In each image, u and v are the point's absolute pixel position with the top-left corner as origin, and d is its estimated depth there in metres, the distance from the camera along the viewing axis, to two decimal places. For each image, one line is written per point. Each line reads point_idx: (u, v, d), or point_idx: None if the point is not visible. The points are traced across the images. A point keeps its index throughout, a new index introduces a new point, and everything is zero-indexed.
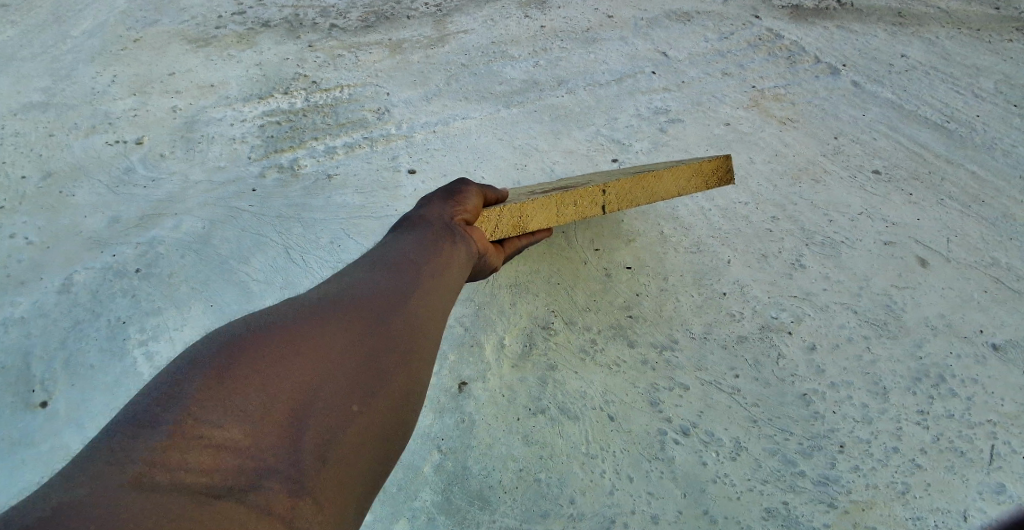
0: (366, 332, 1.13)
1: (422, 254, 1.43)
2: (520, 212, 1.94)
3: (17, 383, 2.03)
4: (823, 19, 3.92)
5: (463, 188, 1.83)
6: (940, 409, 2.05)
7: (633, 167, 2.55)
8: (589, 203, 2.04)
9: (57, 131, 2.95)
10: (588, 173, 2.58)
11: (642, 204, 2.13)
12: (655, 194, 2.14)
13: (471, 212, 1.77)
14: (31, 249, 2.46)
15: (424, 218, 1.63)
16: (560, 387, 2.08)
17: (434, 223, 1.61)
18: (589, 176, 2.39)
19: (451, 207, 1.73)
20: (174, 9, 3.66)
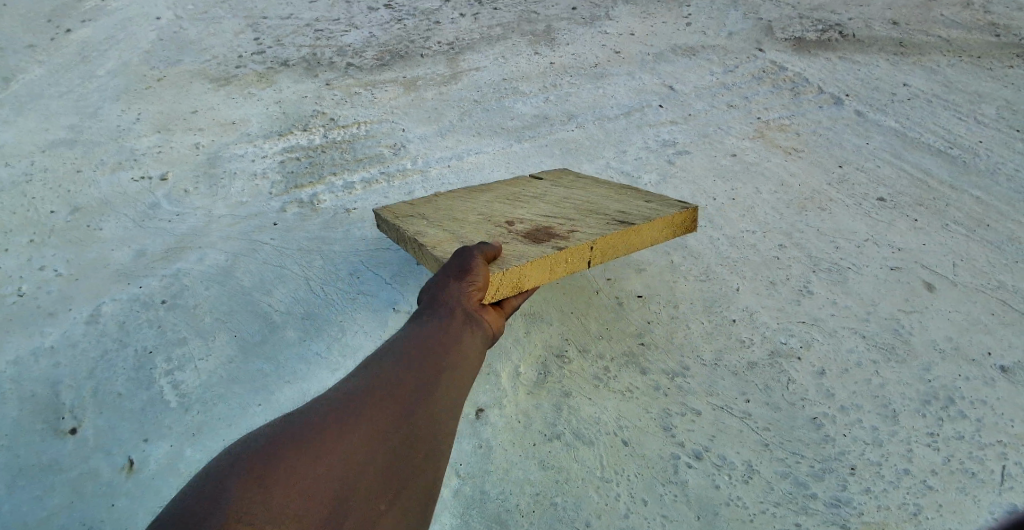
0: (394, 381, 1.23)
1: (435, 310, 1.52)
2: (521, 273, 1.89)
3: (46, 410, 2.09)
4: (825, 50, 4.02)
5: (471, 261, 1.74)
6: (949, 431, 2.08)
7: (603, 192, 2.55)
8: (579, 259, 2.05)
9: (83, 167, 3.06)
10: (557, 193, 2.56)
11: (625, 256, 2.17)
12: (634, 246, 2.18)
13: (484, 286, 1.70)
14: (60, 281, 2.55)
15: (444, 290, 1.61)
16: (575, 413, 2.13)
17: (450, 303, 1.57)
18: (567, 209, 2.37)
19: (466, 283, 1.65)
20: (195, 49, 3.80)
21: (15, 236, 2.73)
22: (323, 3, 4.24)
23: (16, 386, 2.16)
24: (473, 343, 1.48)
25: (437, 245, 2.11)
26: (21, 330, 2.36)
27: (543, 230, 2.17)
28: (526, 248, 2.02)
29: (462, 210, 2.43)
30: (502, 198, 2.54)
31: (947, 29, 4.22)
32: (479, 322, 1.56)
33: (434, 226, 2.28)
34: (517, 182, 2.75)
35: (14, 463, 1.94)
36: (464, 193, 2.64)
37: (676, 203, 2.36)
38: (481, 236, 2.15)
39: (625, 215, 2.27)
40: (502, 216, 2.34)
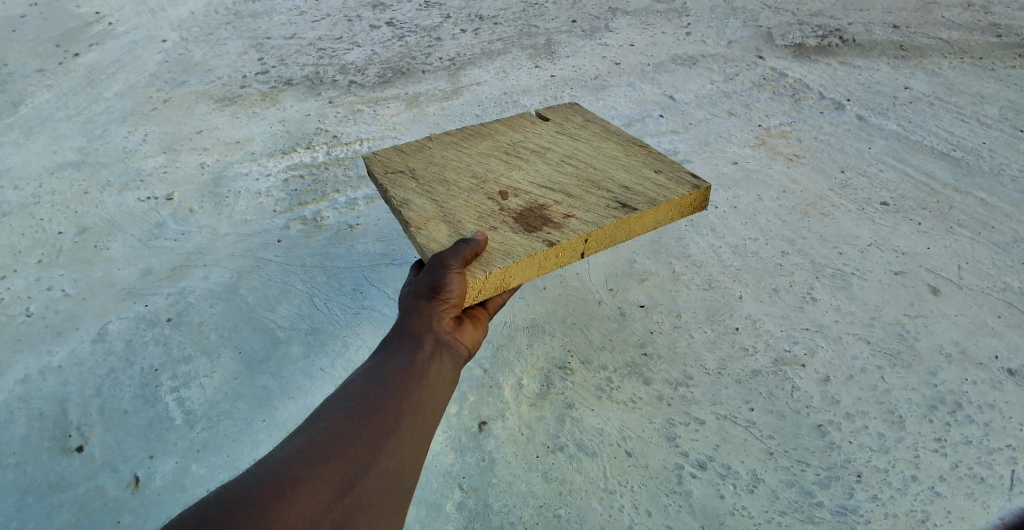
0: (346, 429, 1.17)
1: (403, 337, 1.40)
2: (504, 275, 1.66)
3: (55, 428, 2.13)
4: (826, 56, 4.01)
5: (446, 275, 1.52)
6: (957, 435, 2.09)
7: (610, 150, 2.17)
8: (572, 252, 1.77)
9: (91, 188, 3.11)
10: (560, 149, 2.18)
11: (624, 243, 1.88)
12: (635, 232, 1.88)
13: (461, 300, 1.52)
14: (68, 301, 2.59)
15: (413, 311, 1.47)
16: (579, 424, 2.14)
17: (420, 329, 1.42)
18: (567, 176, 2.03)
19: (438, 301, 1.48)
20: (201, 70, 3.85)
21: (24, 257, 2.78)
22: (326, 21, 4.29)
23: (26, 405, 2.20)
24: (444, 370, 1.37)
25: (421, 224, 1.82)
26: (30, 349, 2.40)
27: (536, 211, 1.86)
28: (514, 239, 1.75)
29: (453, 167, 2.09)
30: (500, 151, 2.18)
31: (949, 30, 4.21)
32: (451, 346, 1.44)
33: (421, 192, 1.96)
34: (518, 124, 2.34)
35: (25, 481, 1.99)
36: (459, 139, 2.26)
37: (688, 176, 2.00)
38: (470, 215, 1.85)
39: (629, 192, 1.93)
40: (496, 183, 2.01)
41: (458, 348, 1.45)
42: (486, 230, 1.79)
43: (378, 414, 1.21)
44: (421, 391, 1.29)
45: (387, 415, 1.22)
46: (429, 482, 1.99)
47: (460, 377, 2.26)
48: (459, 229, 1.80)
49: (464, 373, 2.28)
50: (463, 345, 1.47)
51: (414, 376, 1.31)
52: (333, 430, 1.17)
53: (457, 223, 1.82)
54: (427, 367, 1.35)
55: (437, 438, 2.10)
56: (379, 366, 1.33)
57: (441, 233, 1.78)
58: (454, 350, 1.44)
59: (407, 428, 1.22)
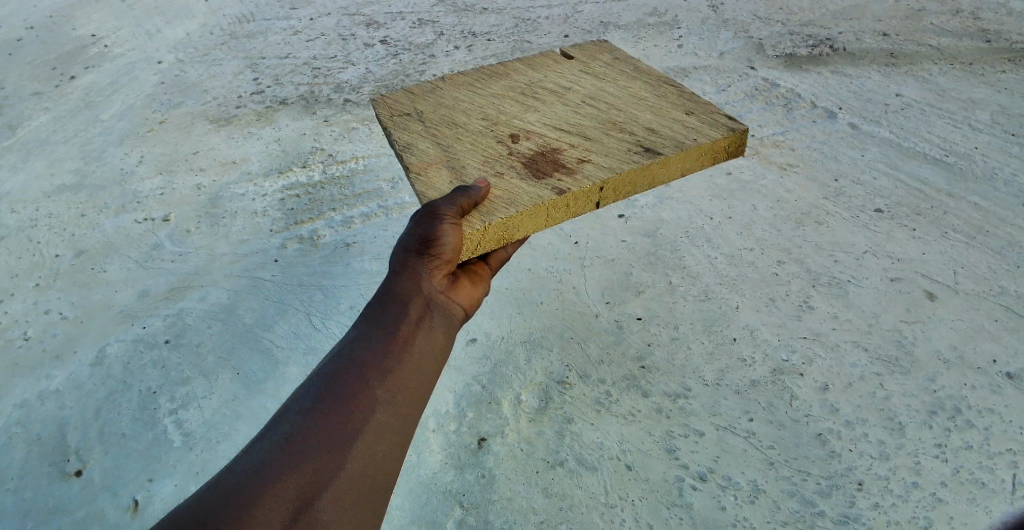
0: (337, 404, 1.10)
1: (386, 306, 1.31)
2: (507, 226, 1.53)
3: (54, 452, 2.18)
4: (817, 65, 3.97)
5: (437, 229, 1.38)
6: (957, 441, 2.11)
7: (637, 90, 1.98)
8: (585, 201, 1.62)
9: (88, 211, 3.11)
10: (582, 89, 2.00)
11: (645, 192, 1.71)
12: (658, 180, 1.71)
13: (454, 257, 1.41)
14: (66, 324, 2.60)
15: (401, 272, 1.38)
16: (578, 438, 2.14)
17: (410, 290, 1.35)
18: (587, 118, 1.85)
19: (430, 257, 1.38)
20: (197, 91, 3.83)
21: (22, 282, 2.79)
22: (320, 40, 4.26)
23: (25, 428, 2.25)
24: (428, 347, 1.27)
25: (422, 168, 1.69)
26: (29, 373, 2.43)
27: (549, 155, 1.71)
28: (521, 187, 1.61)
29: (464, 109, 1.93)
30: (516, 91, 2.00)
31: (938, 37, 4.14)
32: (442, 307, 1.36)
33: (425, 135, 1.82)
34: (538, 63, 2.16)
35: (26, 506, 2.05)
36: (473, 78, 2.09)
37: (722, 120, 1.82)
38: (475, 160, 1.70)
39: (653, 136, 1.76)
40: (508, 124, 1.85)
41: (450, 311, 1.37)
42: (492, 175, 1.65)
43: (362, 394, 1.12)
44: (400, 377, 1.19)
45: (361, 409, 1.11)
46: (429, 499, 2.01)
47: (458, 393, 2.26)
48: (462, 174, 1.65)
49: (463, 389, 2.28)
50: (457, 304, 1.40)
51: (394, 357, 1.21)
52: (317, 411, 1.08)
53: (461, 168, 1.68)
54: (409, 345, 1.25)
55: (437, 455, 2.11)
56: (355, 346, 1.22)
57: (442, 179, 1.64)
58: (444, 315, 1.35)
59: (393, 410, 1.14)
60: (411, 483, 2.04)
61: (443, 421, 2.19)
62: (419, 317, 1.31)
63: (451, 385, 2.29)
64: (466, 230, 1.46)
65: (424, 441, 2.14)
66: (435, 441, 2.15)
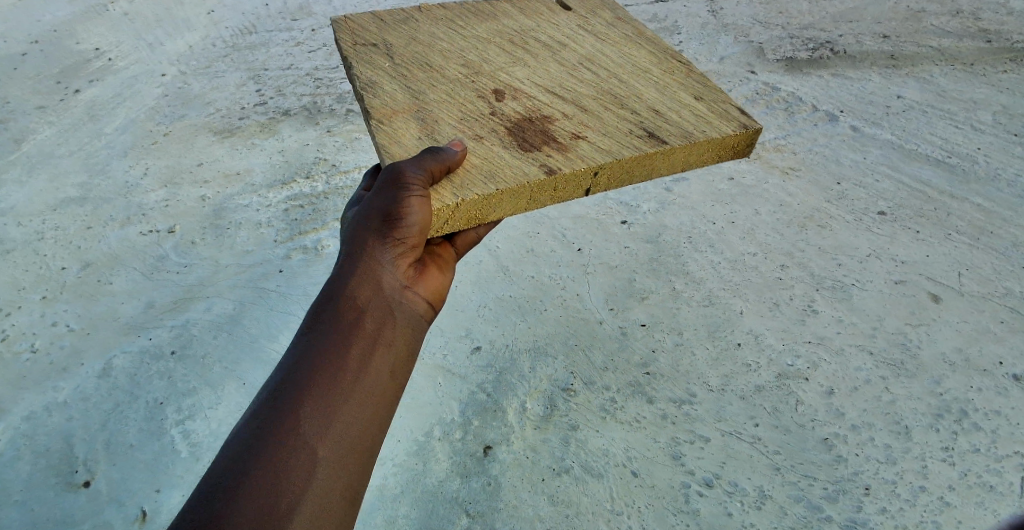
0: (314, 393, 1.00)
1: (339, 305, 1.13)
2: (482, 204, 1.37)
3: (62, 463, 2.23)
4: (818, 68, 3.90)
5: (403, 201, 1.24)
6: (965, 444, 2.12)
7: (641, 58, 1.79)
8: (574, 186, 1.45)
9: (93, 223, 3.13)
10: (579, 47, 1.82)
11: (642, 183, 1.54)
12: (659, 171, 1.53)
13: (419, 240, 1.27)
14: (72, 336, 2.63)
15: (357, 255, 1.22)
16: (583, 445, 2.14)
17: (368, 274, 1.20)
18: (582, 83, 1.67)
19: (390, 241, 1.24)
20: (200, 103, 3.83)
21: (29, 294, 2.82)
22: (322, 51, 4.18)
23: (32, 440, 2.29)
24: (390, 360, 1.11)
25: (388, 116, 1.53)
26: (36, 385, 2.46)
27: (536, 122, 1.54)
28: (503, 157, 1.44)
29: (441, 51, 1.76)
30: (504, 38, 1.84)
31: (939, 38, 4.12)
32: (404, 302, 1.22)
33: (394, 76, 1.66)
34: (532, 9, 1.98)
35: (33, 517, 2.11)
36: (457, 18, 1.92)
37: (736, 111, 1.63)
38: (451, 116, 1.54)
39: (657, 119, 1.58)
40: (491, 76, 1.68)
41: (412, 308, 1.23)
42: (469, 138, 1.49)
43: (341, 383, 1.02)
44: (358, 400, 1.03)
45: (332, 404, 1.00)
46: (435, 507, 2.02)
47: (463, 402, 2.27)
48: (433, 131, 1.49)
49: (468, 397, 2.28)
50: (419, 298, 1.26)
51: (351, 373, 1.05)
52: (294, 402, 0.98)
53: (433, 123, 1.52)
54: (368, 359, 1.08)
55: (443, 463, 2.12)
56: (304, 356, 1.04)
57: (409, 133, 1.49)
58: (405, 314, 1.21)
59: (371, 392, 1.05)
60: (417, 491, 2.06)
61: (449, 429, 2.20)
62: (379, 320, 1.15)
63: (457, 393, 2.29)
64: (435, 204, 1.31)
65: (430, 449, 2.15)
66: (440, 449, 2.15)
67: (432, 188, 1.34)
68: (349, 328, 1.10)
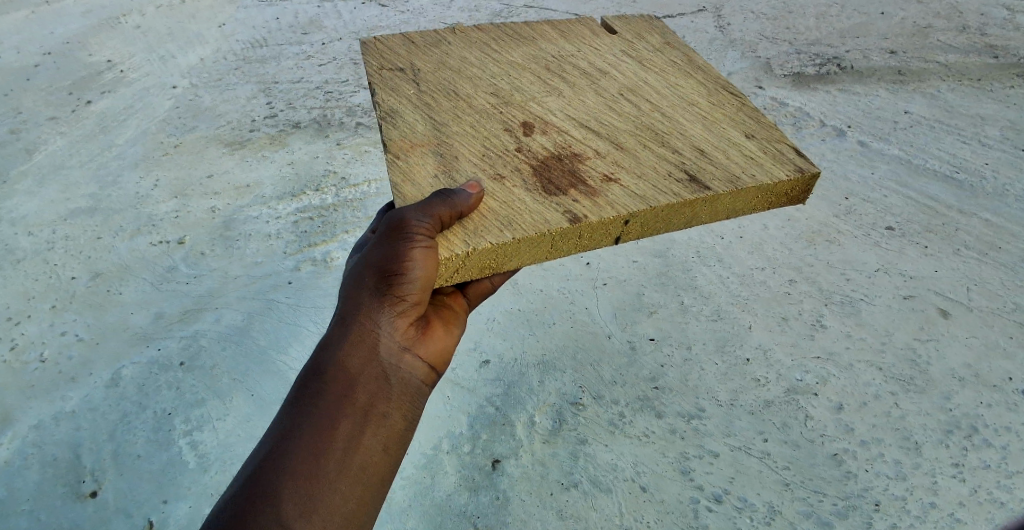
0: (313, 448, 1.10)
1: (329, 377, 1.18)
2: (497, 252, 1.31)
3: (69, 472, 2.24)
4: (825, 84, 3.91)
5: (405, 254, 1.21)
6: (975, 460, 2.12)
7: (689, 91, 1.74)
8: (603, 234, 1.38)
9: (103, 234, 3.15)
10: (621, 77, 1.78)
11: (680, 230, 1.48)
12: (700, 219, 1.47)
13: (421, 297, 1.28)
14: (82, 346, 2.64)
15: (355, 316, 1.25)
16: (591, 460, 2.14)
17: (365, 337, 1.23)
18: (619, 117, 1.63)
19: (389, 301, 1.25)
20: (211, 115, 3.87)
21: (39, 303, 2.84)
22: (332, 65, 4.21)
23: (42, 450, 2.31)
24: (382, 434, 1.18)
25: (406, 150, 1.51)
26: (45, 395, 2.47)
27: (565, 160, 1.49)
28: (525, 201, 1.39)
29: (471, 79, 1.74)
30: (540, 65, 1.81)
31: (945, 53, 4.12)
32: (403, 365, 1.26)
33: (417, 104, 1.64)
34: (575, 33, 1.96)
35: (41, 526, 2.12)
36: (493, 41, 1.90)
37: (790, 152, 1.55)
38: (472, 152, 1.51)
39: (701, 161, 1.51)
40: (521, 107, 1.64)
41: (410, 371, 1.27)
42: (488, 178, 1.44)
43: (337, 437, 1.12)
44: (343, 484, 1.10)
45: (328, 457, 1.10)
46: (443, 521, 2.02)
47: (471, 415, 2.27)
48: (451, 168, 1.46)
49: (476, 411, 2.28)
50: (419, 359, 1.30)
51: (336, 456, 1.11)
52: (295, 454, 1.09)
53: (452, 159, 1.49)
54: (358, 436, 1.14)
55: (451, 477, 2.12)
56: (290, 434, 1.11)
57: (425, 170, 1.46)
58: (402, 381, 1.25)
59: (367, 447, 1.15)
60: (425, 505, 2.06)
61: (457, 443, 2.20)
62: (372, 390, 1.20)
63: (465, 407, 2.29)
64: (443, 253, 1.27)
65: (438, 463, 2.15)
66: (448, 462, 2.15)
67: (441, 234, 1.29)
68: (339, 404, 1.15)
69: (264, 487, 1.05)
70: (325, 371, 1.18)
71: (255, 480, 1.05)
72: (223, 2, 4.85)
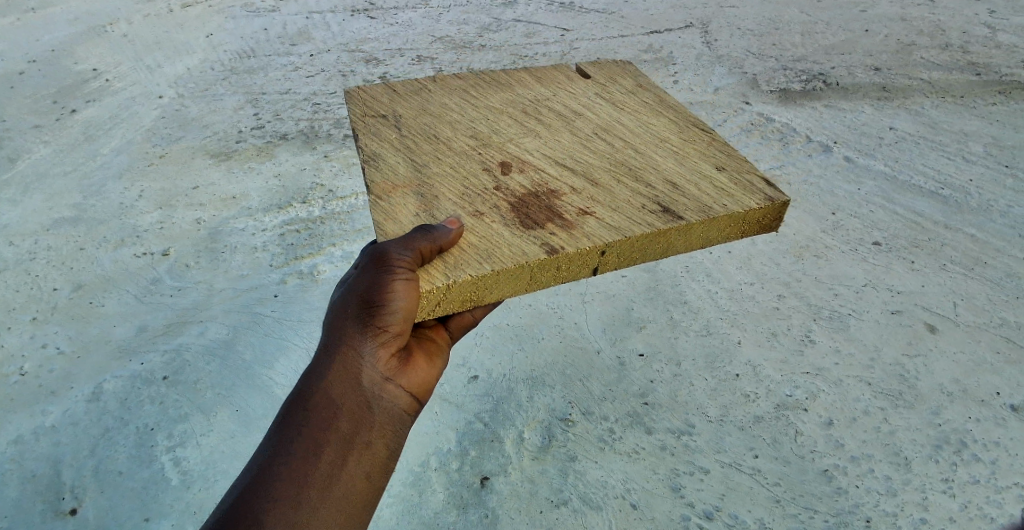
0: (296, 476, 1.08)
1: (312, 406, 1.15)
2: (477, 285, 1.29)
3: (47, 490, 2.18)
4: (811, 99, 3.95)
5: (387, 286, 1.18)
6: (964, 475, 2.12)
7: (661, 128, 1.74)
8: (580, 265, 1.36)
9: (86, 244, 3.10)
10: (595, 117, 1.78)
11: (655, 260, 1.46)
12: (675, 248, 1.45)
13: (404, 328, 1.24)
14: (62, 359, 2.59)
15: (337, 348, 1.22)
16: (582, 477, 2.12)
17: (347, 370, 1.20)
18: (594, 154, 1.62)
19: (372, 334, 1.22)
20: (197, 126, 3.83)
21: (18, 315, 2.78)
22: (320, 76, 4.19)
23: (19, 466, 2.25)
24: (365, 464, 1.16)
25: (387, 191, 1.49)
26: (24, 409, 2.41)
27: (542, 197, 1.47)
28: (503, 235, 1.37)
29: (451, 122, 1.73)
30: (517, 108, 1.80)
31: (928, 71, 4.18)
32: (386, 396, 1.24)
33: (399, 147, 1.62)
34: (550, 77, 1.96)
35: None
36: (470, 87, 1.90)
37: (761, 182, 1.54)
38: (452, 191, 1.49)
39: (673, 192, 1.50)
40: (499, 148, 1.63)
41: (393, 401, 1.25)
42: (468, 215, 1.42)
43: (321, 466, 1.10)
44: (325, 511, 1.08)
45: (312, 485, 1.08)
46: None
47: (460, 432, 2.24)
48: (431, 207, 1.44)
49: (465, 427, 2.25)
50: (402, 391, 1.27)
51: (318, 484, 1.09)
52: (279, 482, 1.06)
53: (432, 199, 1.47)
54: (341, 465, 1.13)
55: (439, 494, 2.09)
56: (274, 461, 1.08)
57: (406, 210, 1.44)
58: (385, 411, 1.23)
59: (351, 476, 1.13)
60: (413, 523, 2.02)
61: (446, 459, 2.17)
62: (355, 420, 1.18)
63: (454, 423, 2.27)
64: (424, 285, 1.24)
65: (426, 480, 2.12)
66: (437, 479, 2.12)
67: (423, 268, 1.26)
68: (323, 432, 1.13)
69: (245, 513, 1.02)
70: (307, 401, 1.16)
71: (238, 506, 1.03)
72: (210, 13, 4.82)
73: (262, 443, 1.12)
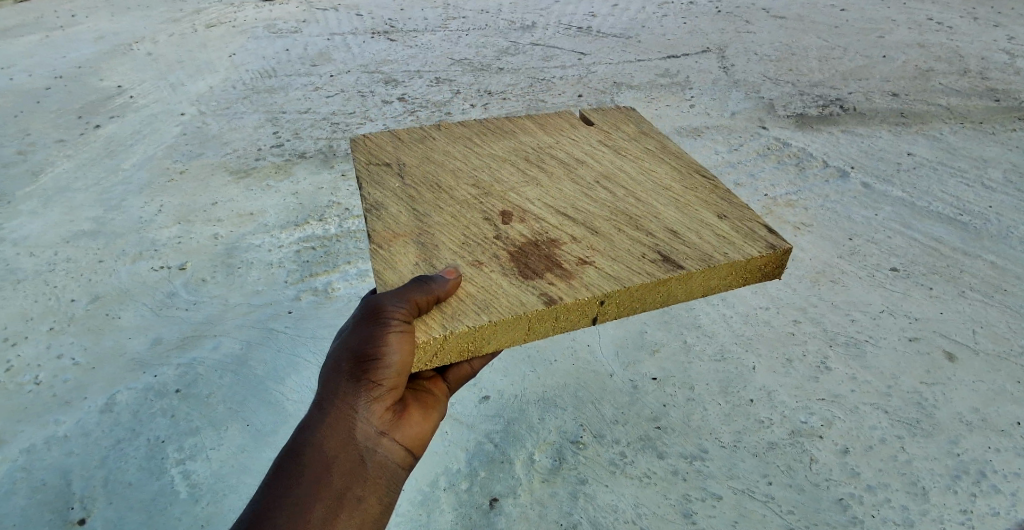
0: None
1: (307, 459, 1.15)
2: (473, 336, 1.28)
3: (57, 499, 2.19)
4: (828, 125, 3.94)
5: (383, 340, 1.18)
6: (984, 507, 2.07)
7: (663, 176, 1.75)
8: (578, 315, 1.35)
9: (105, 257, 3.15)
10: (597, 165, 1.78)
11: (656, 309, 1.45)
12: (676, 296, 1.43)
13: (398, 382, 1.24)
14: (76, 370, 2.62)
15: (331, 403, 1.22)
16: (592, 500, 2.09)
17: (340, 424, 1.20)
18: (595, 202, 1.62)
19: (366, 387, 1.22)
20: (217, 142, 3.89)
21: (36, 325, 2.82)
22: (340, 96, 4.25)
23: (29, 475, 2.26)
24: (356, 517, 1.16)
25: (388, 240, 1.49)
26: (37, 419, 2.44)
27: (542, 246, 1.47)
28: (501, 285, 1.36)
29: (454, 170, 1.75)
30: (521, 155, 1.82)
31: (947, 96, 4.17)
32: (380, 450, 1.24)
33: (402, 197, 1.64)
34: (553, 125, 1.98)
35: None
36: (475, 135, 1.92)
37: (762, 230, 1.53)
38: (452, 240, 1.49)
39: (674, 241, 1.49)
40: (500, 197, 1.64)
41: (387, 456, 1.25)
42: (467, 264, 1.42)
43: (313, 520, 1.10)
44: None
45: None
46: None
47: (470, 452, 2.23)
48: (431, 256, 1.44)
49: (475, 448, 2.24)
50: (395, 444, 1.27)
51: None
52: None
53: (432, 248, 1.47)
54: (333, 518, 1.13)
55: (448, 515, 2.07)
56: (265, 516, 1.08)
57: (407, 259, 1.44)
58: (380, 465, 1.23)
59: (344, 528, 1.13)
60: None
61: (455, 480, 2.16)
62: (348, 474, 1.18)
63: (464, 443, 2.26)
64: (421, 336, 1.23)
65: (434, 500, 2.10)
66: (445, 500, 2.11)
67: (420, 319, 1.26)
68: (316, 486, 1.14)
69: None
70: (302, 455, 1.16)
71: None
72: (234, 33, 4.93)
73: (255, 497, 1.12)
